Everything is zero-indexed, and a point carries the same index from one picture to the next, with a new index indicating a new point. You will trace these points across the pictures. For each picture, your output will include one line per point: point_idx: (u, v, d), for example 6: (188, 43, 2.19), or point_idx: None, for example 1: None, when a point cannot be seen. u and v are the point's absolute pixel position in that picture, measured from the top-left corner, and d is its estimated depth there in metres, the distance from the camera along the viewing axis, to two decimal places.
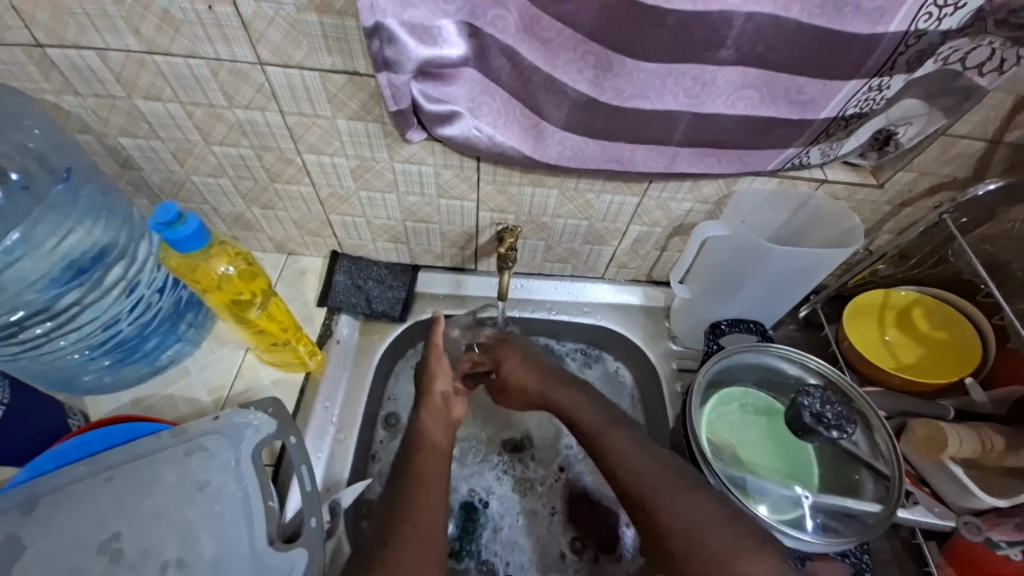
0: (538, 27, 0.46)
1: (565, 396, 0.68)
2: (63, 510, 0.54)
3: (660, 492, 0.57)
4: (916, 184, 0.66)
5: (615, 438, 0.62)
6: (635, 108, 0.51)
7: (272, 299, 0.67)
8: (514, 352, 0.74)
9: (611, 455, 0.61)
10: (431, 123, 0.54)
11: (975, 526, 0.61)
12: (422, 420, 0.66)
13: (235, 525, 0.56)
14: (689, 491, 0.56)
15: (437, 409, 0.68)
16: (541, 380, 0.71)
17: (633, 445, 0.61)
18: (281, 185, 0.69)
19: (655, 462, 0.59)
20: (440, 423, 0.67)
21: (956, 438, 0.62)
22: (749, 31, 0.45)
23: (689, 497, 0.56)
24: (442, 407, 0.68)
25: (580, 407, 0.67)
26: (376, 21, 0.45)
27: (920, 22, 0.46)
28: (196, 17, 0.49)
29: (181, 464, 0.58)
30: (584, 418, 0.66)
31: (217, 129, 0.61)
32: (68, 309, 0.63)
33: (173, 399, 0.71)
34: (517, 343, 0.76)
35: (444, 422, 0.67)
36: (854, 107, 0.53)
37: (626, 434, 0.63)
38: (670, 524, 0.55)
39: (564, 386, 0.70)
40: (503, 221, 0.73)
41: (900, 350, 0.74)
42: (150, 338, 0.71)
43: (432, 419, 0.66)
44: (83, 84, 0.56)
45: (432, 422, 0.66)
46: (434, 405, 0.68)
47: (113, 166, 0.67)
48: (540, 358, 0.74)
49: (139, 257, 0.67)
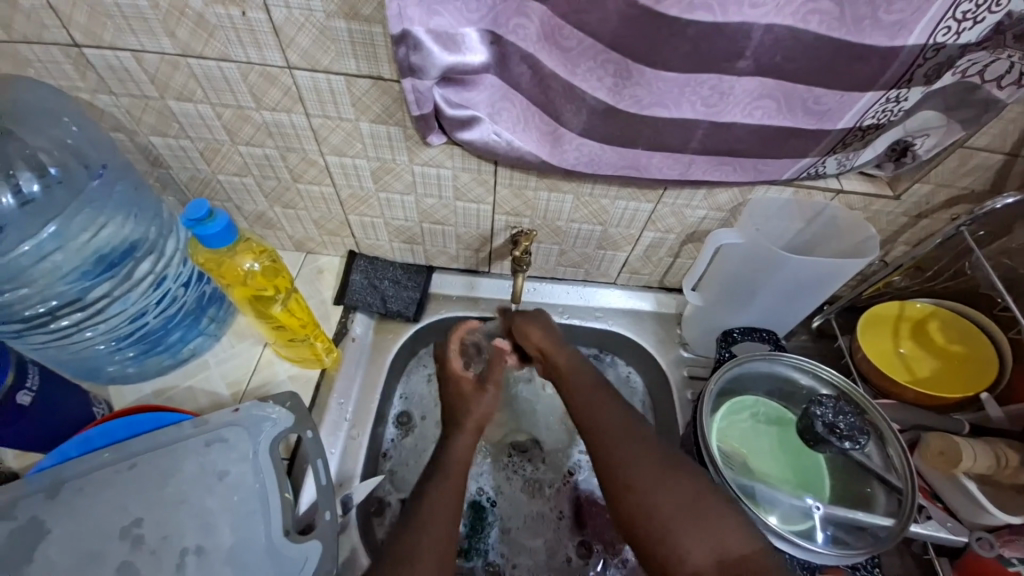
0: (560, 36, 0.47)
1: (564, 361, 0.69)
2: (87, 495, 0.56)
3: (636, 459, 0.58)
4: (933, 197, 0.66)
5: (613, 425, 0.61)
6: (653, 116, 0.52)
7: (293, 295, 0.68)
8: (535, 325, 0.73)
9: (613, 444, 0.60)
10: (452, 127, 0.55)
11: (987, 543, 0.61)
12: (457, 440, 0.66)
13: (251, 517, 0.57)
14: (644, 444, 0.59)
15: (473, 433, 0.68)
16: (553, 364, 0.70)
17: (621, 427, 0.61)
18: (303, 185, 0.71)
19: (636, 431, 0.61)
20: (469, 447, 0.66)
21: (970, 453, 0.61)
22: (767, 42, 0.45)
23: (646, 451, 0.59)
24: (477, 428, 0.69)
25: (580, 385, 0.66)
26: (403, 28, 0.46)
27: (939, 35, 0.46)
28: (229, 22, 0.51)
29: (201, 454, 0.59)
30: (588, 407, 0.64)
31: (244, 130, 0.63)
32: (98, 301, 0.66)
33: (193, 391, 0.73)
34: (536, 317, 0.74)
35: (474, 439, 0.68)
36: (871, 117, 0.54)
37: (610, 400, 0.64)
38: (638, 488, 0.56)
39: (574, 369, 0.68)
40: (518, 224, 0.74)
41: (915, 362, 0.74)
42: (173, 331, 0.73)
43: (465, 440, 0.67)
44: (118, 85, 0.58)
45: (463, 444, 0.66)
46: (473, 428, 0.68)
47: (143, 163, 0.69)
48: (553, 328, 0.73)
49: (167, 251, 0.70)
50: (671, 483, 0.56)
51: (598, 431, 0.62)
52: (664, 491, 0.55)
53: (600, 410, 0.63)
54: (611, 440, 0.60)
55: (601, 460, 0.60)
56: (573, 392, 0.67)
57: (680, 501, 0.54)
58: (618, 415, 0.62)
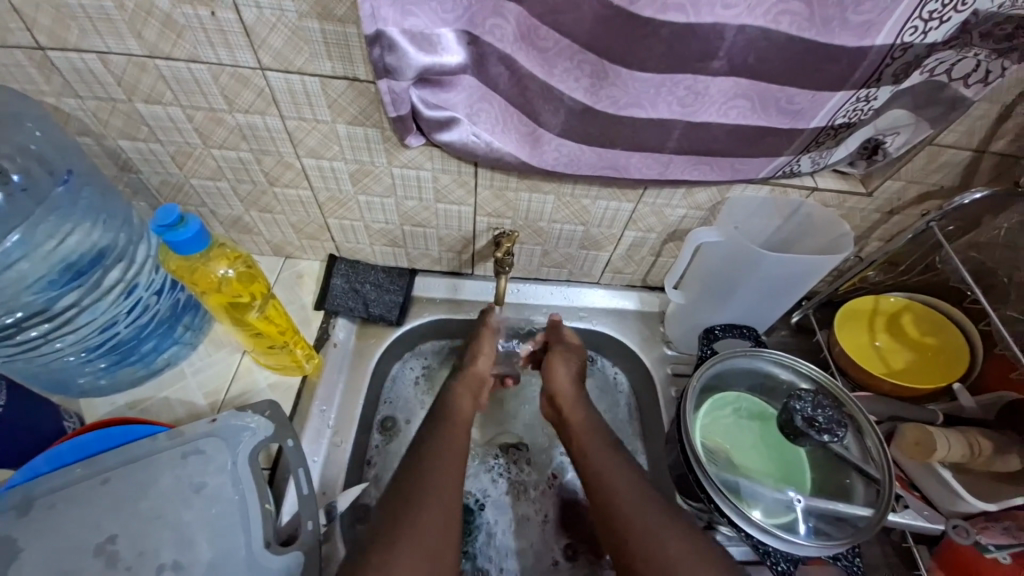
0: (536, 37, 0.47)
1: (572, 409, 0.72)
2: (57, 513, 0.54)
3: (639, 497, 0.59)
4: (905, 193, 0.67)
5: (611, 464, 0.63)
6: (631, 116, 0.52)
7: (271, 301, 0.67)
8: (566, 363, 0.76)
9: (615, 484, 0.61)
10: (430, 129, 0.55)
11: (963, 530, 0.62)
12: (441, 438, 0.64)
13: (231, 529, 0.56)
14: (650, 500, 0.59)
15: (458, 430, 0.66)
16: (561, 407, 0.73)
17: (617, 463, 0.63)
18: (280, 188, 0.70)
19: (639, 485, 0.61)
20: (468, 394, 0.72)
21: (944, 443, 0.63)
22: (741, 43, 0.46)
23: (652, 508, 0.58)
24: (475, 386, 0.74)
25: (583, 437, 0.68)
26: (377, 29, 0.46)
27: (906, 35, 0.47)
28: (199, 23, 0.49)
29: (178, 466, 0.58)
30: (589, 444, 0.67)
31: (218, 133, 0.62)
32: (66, 311, 0.63)
33: (169, 402, 0.71)
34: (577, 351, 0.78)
35: (472, 399, 0.72)
36: (843, 116, 0.55)
37: (615, 452, 0.65)
38: (640, 528, 0.56)
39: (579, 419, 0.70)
40: (500, 226, 0.74)
41: (890, 355, 0.76)
42: (147, 340, 0.71)
43: (465, 389, 0.72)
44: (84, 87, 0.56)
45: (462, 392, 0.72)
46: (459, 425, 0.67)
47: (112, 168, 0.67)
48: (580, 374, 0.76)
49: (138, 259, 0.68)
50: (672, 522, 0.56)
51: (602, 471, 0.63)
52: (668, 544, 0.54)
53: (604, 451, 0.65)
54: (614, 480, 0.61)
55: (602, 509, 0.60)
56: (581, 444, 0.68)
57: (682, 537, 0.55)
58: (620, 457, 0.64)
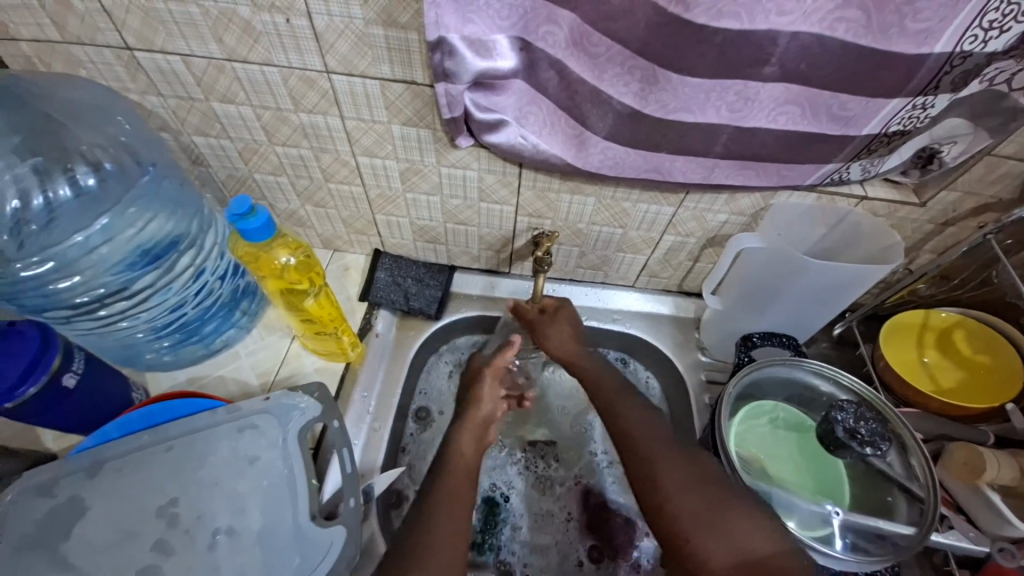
0: (588, 43, 0.49)
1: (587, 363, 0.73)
2: (126, 476, 0.59)
3: (660, 464, 0.59)
4: (960, 205, 0.65)
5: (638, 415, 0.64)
6: (678, 120, 0.53)
7: (325, 290, 0.71)
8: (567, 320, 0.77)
9: (638, 452, 0.61)
10: (479, 130, 0.57)
11: (1009, 553, 0.58)
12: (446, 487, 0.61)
13: (279, 501, 0.59)
14: (673, 452, 0.60)
15: (466, 474, 0.64)
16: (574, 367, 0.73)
17: (640, 413, 0.65)
18: (334, 184, 0.74)
19: (662, 435, 0.62)
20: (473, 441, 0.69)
21: (994, 464, 0.61)
22: (793, 50, 0.46)
23: (677, 459, 0.59)
24: (479, 429, 0.70)
25: (603, 389, 0.69)
26: (440, 35, 0.48)
27: (966, 43, 0.47)
28: (274, 29, 0.53)
29: (234, 439, 0.62)
30: (609, 396, 0.68)
31: (282, 131, 0.66)
32: (141, 292, 0.69)
33: (224, 379, 0.76)
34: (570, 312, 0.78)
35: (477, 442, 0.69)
36: (897, 124, 0.54)
37: (638, 404, 0.66)
38: (669, 487, 0.57)
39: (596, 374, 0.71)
40: (540, 226, 0.76)
41: (940, 372, 0.73)
42: (209, 322, 0.76)
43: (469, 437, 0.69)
44: (166, 86, 0.61)
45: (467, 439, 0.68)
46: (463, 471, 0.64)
47: (185, 161, 0.73)
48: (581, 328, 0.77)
49: (206, 246, 0.73)
50: (694, 485, 0.56)
51: (626, 441, 0.63)
52: (690, 494, 0.55)
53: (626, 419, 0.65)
54: (636, 449, 0.61)
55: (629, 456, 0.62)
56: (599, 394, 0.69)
57: (705, 502, 0.55)
58: (641, 423, 0.63)
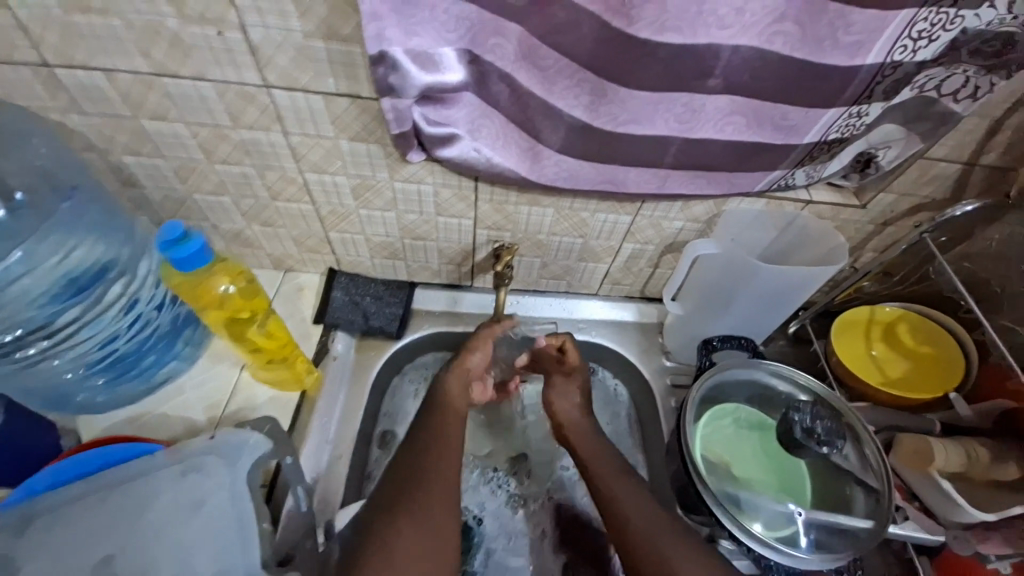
0: (536, 56, 0.48)
1: (590, 443, 0.71)
2: (55, 532, 0.54)
3: (666, 556, 0.58)
4: (898, 205, 0.69)
5: (639, 504, 0.63)
6: (628, 132, 0.53)
7: (272, 317, 0.68)
8: (569, 392, 0.76)
9: (643, 540, 0.60)
10: (431, 144, 0.56)
11: (964, 540, 0.63)
12: (426, 518, 0.59)
13: (229, 547, 0.55)
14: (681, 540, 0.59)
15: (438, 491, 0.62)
16: (578, 446, 0.72)
17: (642, 500, 0.64)
18: (282, 203, 0.71)
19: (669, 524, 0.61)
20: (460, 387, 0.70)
21: (942, 452, 0.65)
22: (735, 62, 0.47)
23: (683, 547, 0.59)
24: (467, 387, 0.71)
25: (604, 473, 0.67)
26: (382, 49, 0.47)
27: (896, 54, 0.49)
28: (206, 42, 0.50)
29: (177, 483, 0.58)
30: (608, 478, 0.67)
31: (221, 148, 0.62)
32: (66, 327, 0.63)
33: (167, 417, 0.71)
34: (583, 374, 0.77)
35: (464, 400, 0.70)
36: (836, 132, 0.56)
37: (639, 489, 0.65)
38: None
39: (597, 456, 0.70)
40: (500, 238, 0.75)
41: (887, 365, 0.76)
42: (147, 355, 0.71)
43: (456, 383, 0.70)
44: (89, 104, 0.57)
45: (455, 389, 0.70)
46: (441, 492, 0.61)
47: (115, 183, 0.67)
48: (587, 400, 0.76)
49: (140, 274, 0.67)
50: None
51: (622, 523, 0.62)
52: None
53: (624, 500, 0.64)
54: (641, 536, 0.60)
55: (625, 547, 0.61)
56: (597, 475, 0.68)
57: None
58: (641, 503, 0.63)
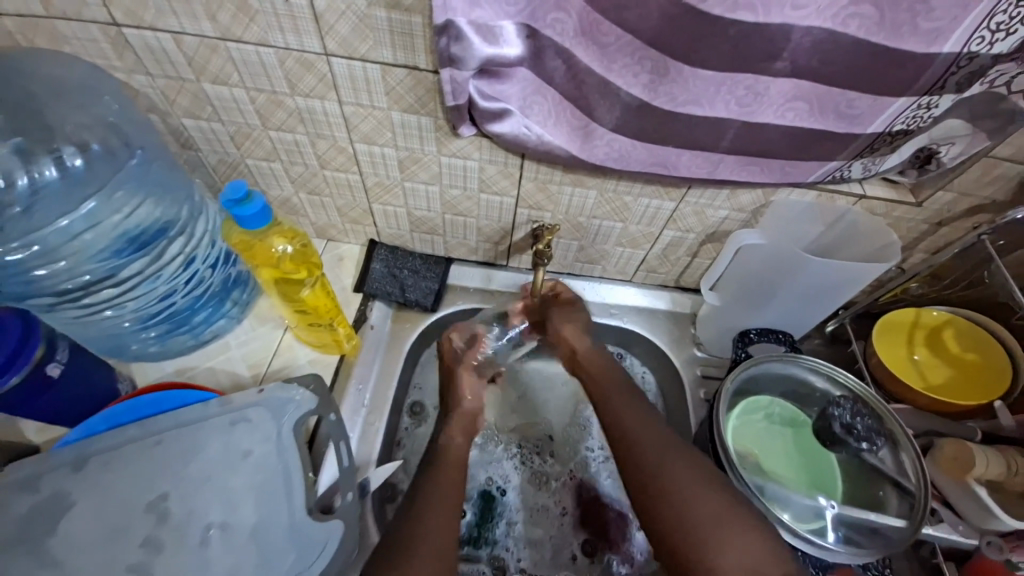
0: (598, 32, 0.48)
1: (597, 364, 0.72)
2: (109, 471, 0.58)
3: (663, 465, 0.59)
4: (955, 205, 0.66)
5: (642, 421, 0.64)
6: (687, 113, 0.53)
7: (321, 280, 0.69)
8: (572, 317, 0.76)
9: (652, 451, 0.60)
10: (483, 119, 0.56)
11: (997, 546, 0.61)
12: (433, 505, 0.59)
13: (273, 496, 0.58)
14: (683, 454, 0.60)
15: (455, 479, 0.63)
16: (583, 366, 0.73)
17: (644, 418, 0.64)
18: (330, 172, 0.72)
19: (672, 442, 0.61)
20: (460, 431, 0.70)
21: (983, 459, 0.62)
22: (805, 45, 0.46)
23: (683, 460, 0.59)
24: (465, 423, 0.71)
25: (610, 391, 0.69)
26: (447, 19, 0.47)
27: (973, 45, 0.47)
28: (272, 8, 0.51)
29: (226, 432, 0.60)
30: (612, 396, 0.68)
31: (277, 115, 0.64)
32: (127, 279, 0.66)
33: (213, 371, 0.74)
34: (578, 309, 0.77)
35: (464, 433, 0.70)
36: (901, 123, 0.54)
37: (643, 408, 0.66)
38: (670, 489, 0.57)
39: (605, 374, 0.71)
40: (540, 219, 0.75)
41: (930, 370, 0.74)
42: (199, 312, 0.74)
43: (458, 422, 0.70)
44: (155, 65, 0.59)
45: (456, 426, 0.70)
46: (447, 488, 0.61)
47: (174, 145, 0.70)
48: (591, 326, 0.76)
49: (197, 233, 0.71)
50: (703, 490, 0.56)
51: (626, 439, 0.63)
52: (698, 498, 0.55)
53: (627, 419, 0.64)
54: (645, 448, 0.61)
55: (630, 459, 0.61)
56: (605, 392, 0.69)
57: (713, 508, 0.54)
58: (648, 437, 0.62)
